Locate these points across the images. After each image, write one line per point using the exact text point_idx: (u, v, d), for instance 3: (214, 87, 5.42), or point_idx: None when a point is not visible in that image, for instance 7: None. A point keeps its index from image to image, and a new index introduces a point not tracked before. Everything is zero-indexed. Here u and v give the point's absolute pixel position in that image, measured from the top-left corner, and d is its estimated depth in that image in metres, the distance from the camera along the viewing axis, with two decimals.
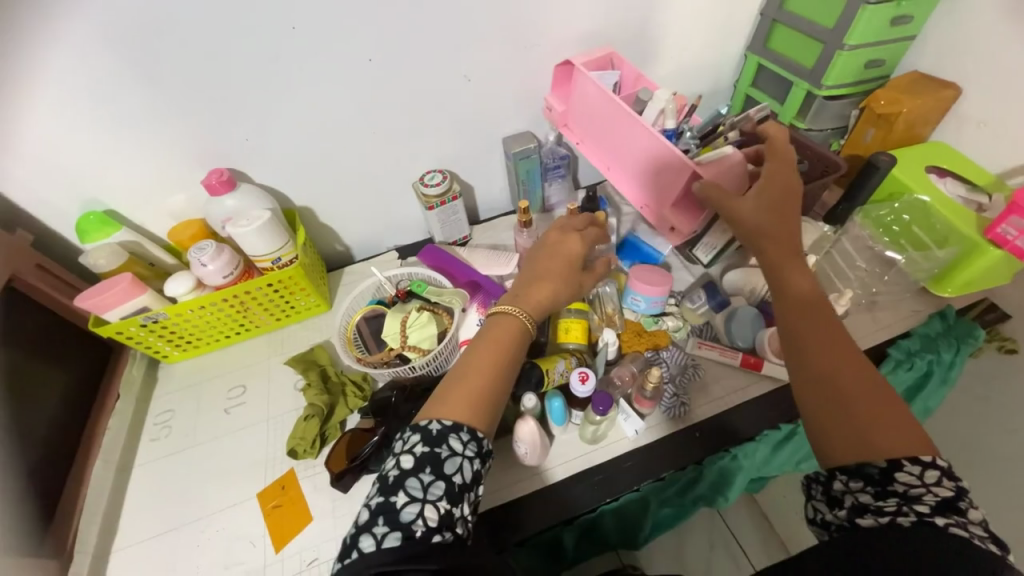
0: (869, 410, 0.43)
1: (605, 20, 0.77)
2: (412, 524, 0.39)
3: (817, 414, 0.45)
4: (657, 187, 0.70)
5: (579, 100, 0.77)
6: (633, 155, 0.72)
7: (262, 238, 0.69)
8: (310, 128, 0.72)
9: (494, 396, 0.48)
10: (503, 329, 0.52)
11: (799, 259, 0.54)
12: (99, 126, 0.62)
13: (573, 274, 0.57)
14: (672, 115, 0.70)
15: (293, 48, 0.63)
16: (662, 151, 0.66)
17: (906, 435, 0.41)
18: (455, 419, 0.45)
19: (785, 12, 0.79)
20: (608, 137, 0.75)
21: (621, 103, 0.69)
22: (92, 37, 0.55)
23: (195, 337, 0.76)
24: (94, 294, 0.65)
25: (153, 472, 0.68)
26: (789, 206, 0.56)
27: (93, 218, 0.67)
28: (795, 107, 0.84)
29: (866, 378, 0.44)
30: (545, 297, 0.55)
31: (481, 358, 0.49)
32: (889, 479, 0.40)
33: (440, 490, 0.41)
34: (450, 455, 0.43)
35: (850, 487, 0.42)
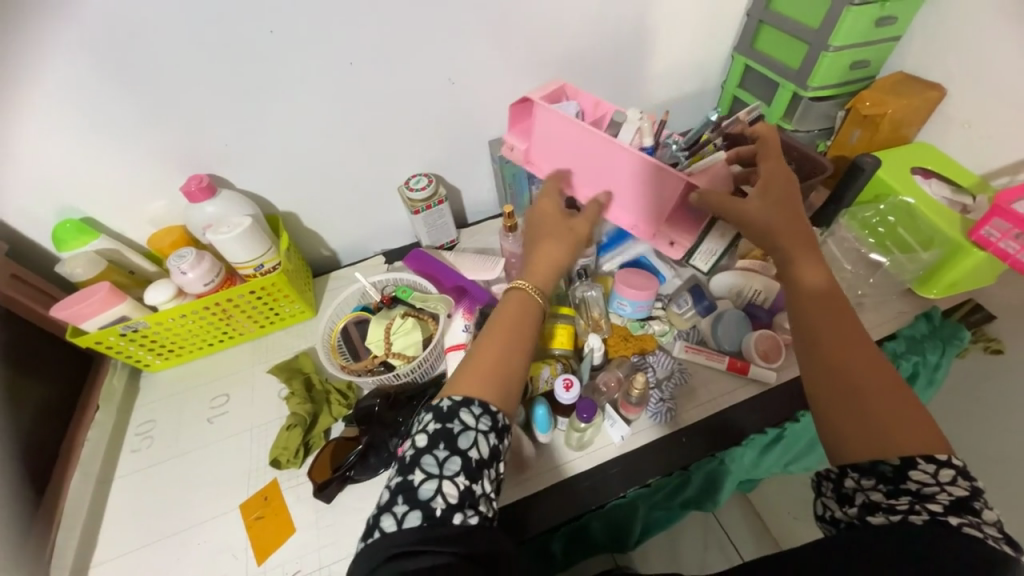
0: (883, 404, 0.42)
1: (590, 22, 0.76)
2: (432, 501, 0.39)
3: (830, 412, 0.44)
4: (648, 205, 0.69)
5: (543, 133, 0.73)
6: (616, 180, 0.70)
7: (244, 245, 0.68)
8: (291, 132, 0.71)
9: (506, 371, 0.48)
10: (513, 303, 0.53)
11: (813, 252, 0.52)
12: (74, 131, 0.61)
13: (561, 224, 0.62)
14: (650, 132, 0.67)
15: (272, 51, 0.62)
16: (648, 167, 0.65)
17: (918, 431, 0.41)
18: (465, 393, 0.45)
19: (771, 12, 0.79)
20: (582, 165, 0.72)
21: (594, 129, 0.67)
22: (66, 42, 0.54)
23: (178, 346, 0.75)
24: (71, 304, 0.63)
25: (135, 483, 0.66)
26: (792, 202, 0.56)
27: (70, 225, 0.66)
28: (782, 108, 0.84)
29: (877, 373, 0.44)
30: (546, 265, 0.57)
31: (493, 335, 0.50)
32: (902, 478, 0.40)
33: (457, 465, 0.41)
34: (463, 430, 0.43)
35: (862, 484, 0.42)
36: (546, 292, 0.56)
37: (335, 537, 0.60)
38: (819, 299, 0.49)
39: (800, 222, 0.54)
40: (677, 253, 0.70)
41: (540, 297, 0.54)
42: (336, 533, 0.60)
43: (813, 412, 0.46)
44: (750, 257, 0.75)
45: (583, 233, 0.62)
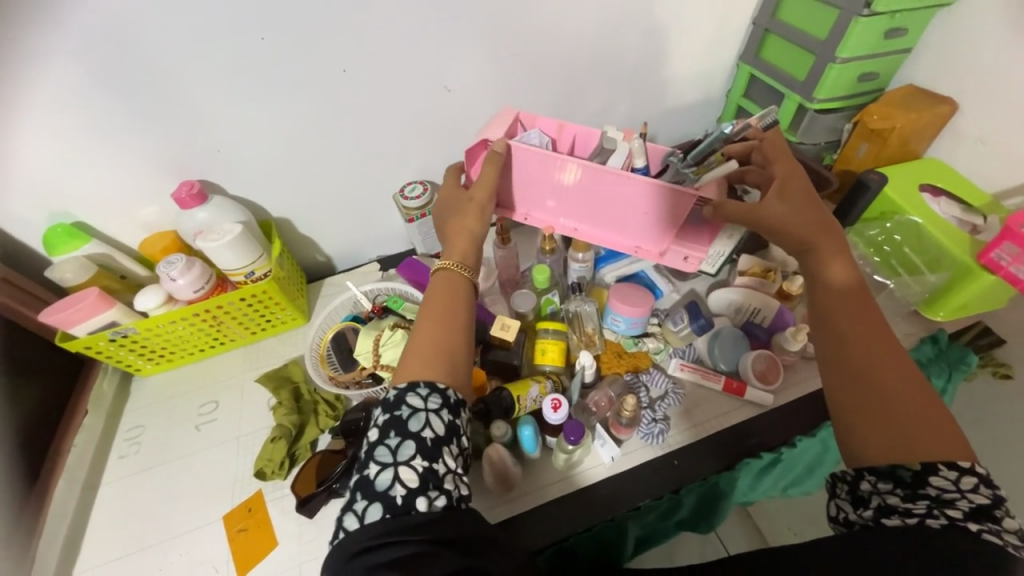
0: (909, 403, 0.41)
1: (590, 31, 0.75)
2: (390, 490, 0.39)
3: (849, 414, 0.42)
4: (658, 226, 0.66)
5: (507, 177, 0.66)
6: (617, 207, 0.65)
7: (235, 252, 0.68)
8: (284, 138, 0.70)
9: (450, 348, 0.47)
10: (443, 287, 0.51)
11: (843, 253, 0.51)
12: (65, 138, 0.61)
13: (460, 201, 0.59)
14: (641, 153, 0.63)
15: (263, 59, 0.62)
16: (657, 191, 0.61)
17: (942, 434, 0.39)
18: (410, 377, 0.44)
19: (777, 21, 0.77)
20: (569, 198, 0.67)
21: (574, 159, 0.62)
22: (56, 49, 0.54)
23: (169, 351, 0.75)
24: (60, 309, 0.63)
25: (120, 490, 0.66)
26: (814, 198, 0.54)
27: (60, 230, 0.66)
28: (787, 119, 0.82)
29: (906, 376, 0.42)
30: (457, 245, 0.55)
31: (427, 317, 0.48)
32: (922, 482, 0.38)
33: (411, 449, 0.40)
34: (411, 413, 0.42)
35: (878, 488, 0.39)
36: (470, 263, 0.54)
37: (317, 553, 0.59)
38: (847, 300, 0.47)
39: (831, 223, 0.52)
40: (692, 266, 0.69)
41: (465, 271, 0.53)
42: (319, 549, 0.59)
43: (831, 414, 0.44)
44: (750, 273, 0.73)
45: (484, 202, 0.58)
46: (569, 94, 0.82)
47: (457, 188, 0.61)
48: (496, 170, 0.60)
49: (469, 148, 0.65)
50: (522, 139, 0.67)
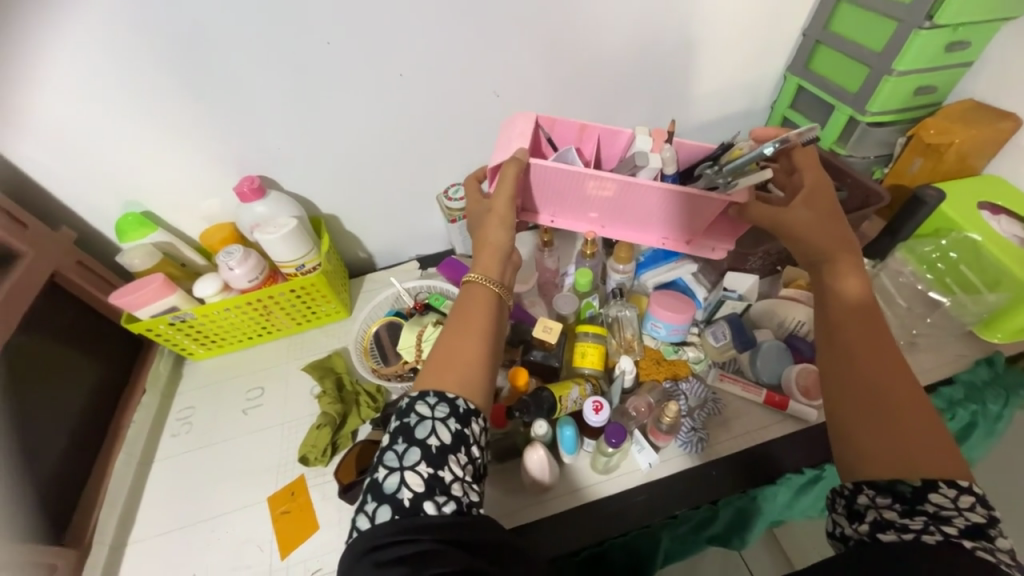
0: (911, 422, 0.39)
1: (638, 41, 0.76)
2: (397, 494, 0.40)
3: (849, 427, 0.41)
4: (688, 227, 0.66)
5: (540, 191, 0.65)
6: (646, 214, 0.65)
7: (288, 246, 0.71)
8: (340, 140, 0.73)
9: (460, 355, 0.47)
10: (469, 300, 0.51)
11: (858, 267, 0.48)
12: (143, 133, 0.65)
13: (482, 212, 0.59)
14: (672, 161, 0.63)
15: (328, 63, 0.65)
16: (685, 198, 0.61)
17: (940, 453, 0.38)
18: (423, 386, 0.45)
19: (829, 32, 0.76)
20: (599, 207, 0.66)
21: (610, 175, 0.60)
22: (142, 49, 0.58)
23: (220, 337, 0.79)
24: (128, 292, 0.68)
25: (172, 466, 0.70)
26: (835, 212, 0.52)
27: (131, 218, 0.70)
28: (836, 132, 0.81)
29: (910, 393, 0.40)
30: (487, 250, 0.54)
31: (453, 327, 0.49)
32: (921, 499, 0.36)
33: (416, 455, 0.41)
34: (419, 421, 0.43)
35: (875, 502, 0.38)
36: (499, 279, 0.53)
37: None
38: (856, 312, 0.45)
39: (850, 239, 0.50)
40: (719, 254, 0.70)
41: (492, 285, 0.52)
42: None
43: (829, 428, 0.43)
44: (794, 286, 0.73)
45: (505, 211, 0.57)
46: (613, 100, 0.82)
47: (481, 199, 0.61)
48: (516, 175, 0.58)
49: (492, 161, 0.65)
50: (560, 158, 0.65)
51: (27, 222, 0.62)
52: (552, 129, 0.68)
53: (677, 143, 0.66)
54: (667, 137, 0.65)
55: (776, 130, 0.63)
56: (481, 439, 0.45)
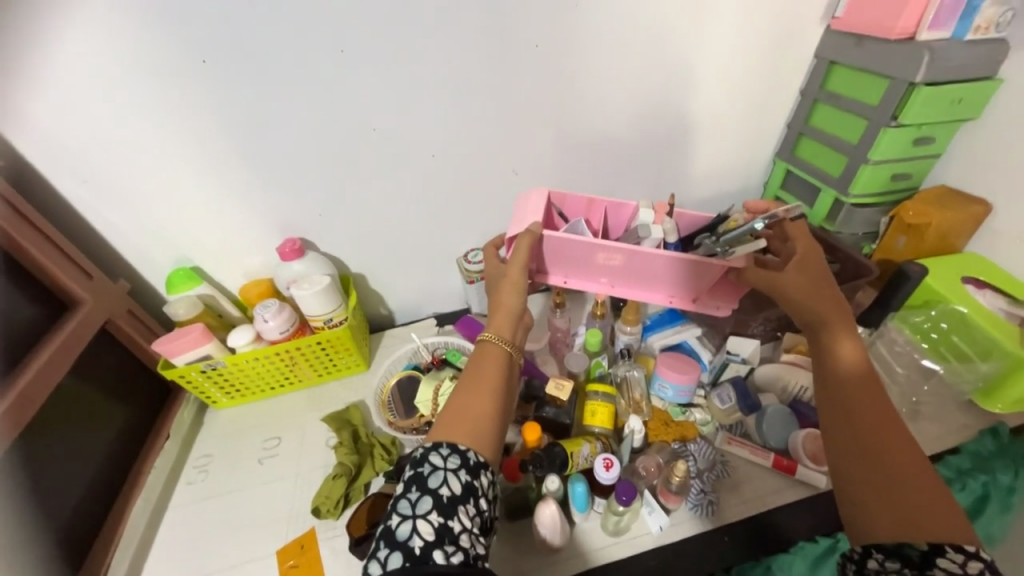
0: (913, 483, 0.40)
1: (641, 131, 0.86)
2: (409, 542, 0.41)
3: (856, 490, 0.43)
4: (692, 287, 0.71)
5: (554, 258, 0.71)
6: (652, 277, 0.70)
7: (320, 301, 0.77)
8: (374, 208, 0.82)
9: (474, 409, 0.49)
10: (484, 359, 0.54)
11: (851, 331, 0.52)
12: (205, 200, 0.74)
13: (500, 278, 0.64)
14: (673, 232, 0.69)
15: (371, 145, 0.75)
16: (687, 263, 0.66)
17: (946, 516, 0.39)
18: (436, 438, 0.47)
19: (810, 126, 0.86)
20: (607, 271, 0.71)
21: (618, 245, 0.66)
22: (218, 132, 0.68)
23: (244, 387, 0.82)
24: (170, 340, 0.73)
25: (184, 515, 0.70)
26: (826, 279, 0.56)
27: (182, 272, 0.77)
28: (824, 211, 0.89)
29: (909, 455, 0.42)
30: (502, 312, 0.58)
31: (468, 382, 0.51)
32: (929, 564, 0.37)
33: (428, 504, 0.43)
34: (432, 470, 0.44)
35: (885, 567, 0.38)
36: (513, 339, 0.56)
37: None
38: (852, 375, 0.49)
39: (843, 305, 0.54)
40: (723, 312, 0.74)
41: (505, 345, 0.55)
42: None
43: (839, 491, 0.44)
44: (795, 351, 0.76)
45: (518, 278, 0.61)
46: (619, 179, 0.92)
47: (499, 265, 0.66)
48: (529, 246, 0.63)
49: (508, 232, 0.71)
50: (570, 229, 0.71)
51: (92, 272, 0.70)
52: (563, 204, 0.75)
53: (679, 215, 0.73)
54: (668, 210, 0.72)
55: (768, 205, 0.70)
56: (489, 492, 0.46)
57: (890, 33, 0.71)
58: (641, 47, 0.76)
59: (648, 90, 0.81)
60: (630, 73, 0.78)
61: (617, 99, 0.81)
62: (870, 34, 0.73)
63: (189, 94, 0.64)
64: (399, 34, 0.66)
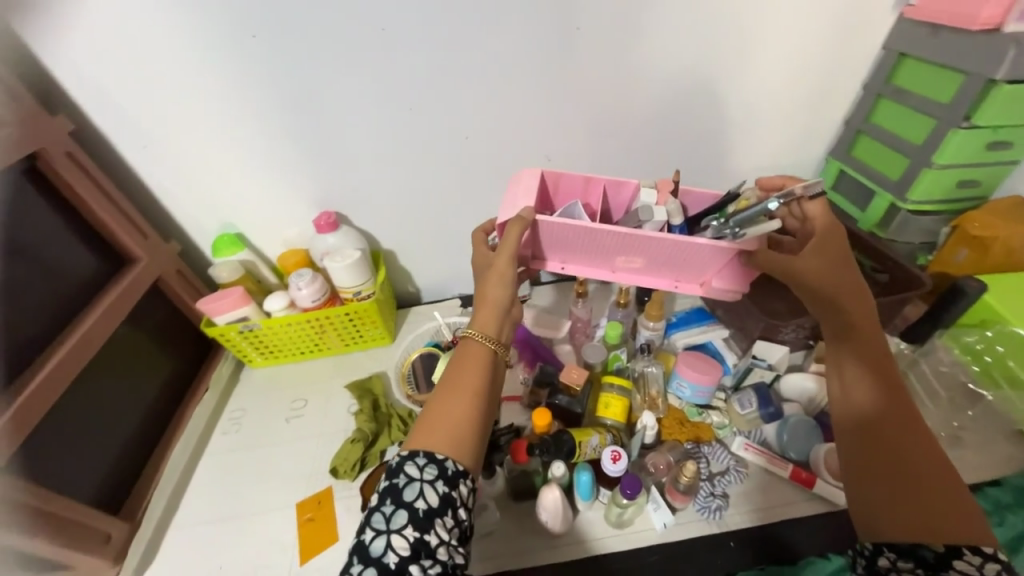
0: (929, 484, 0.43)
1: (682, 121, 0.83)
2: (383, 557, 0.40)
3: (872, 494, 0.45)
4: (698, 269, 0.65)
5: (549, 240, 0.66)
6: (655, 261, 0.65)
7: (350, 274, 0.80)
8: (407, 185, 0.83)
9: (457, 416, 0.47)
10: (467, 358, 0.51)
11: (870, 319, 0.52)
12: (250, 169, 0.78)
13: (486, 267, 0.59)
14: (678, 213, 0.64)
15: (407, 123, 0.76)
16: (691, 245, 0.60)
17: (962, 518, 0.41)
18: (412, 447, 0.45)
19: (870, 124, 0.80)
20: (605, 254, 0.66)
21: (618, 228, 0.60)
22: (264, 104, 0.71)
23: (278, 349, 0.87)
24: (212, 300, 0.79)
25: (217, 461, 0.76)
26: (841, 258, 0.55)
27: (226, 238, 0.82)
28: (876, 217, 0.83)
29: (925, 455, 0.45)
30: (487, 302, 0.54)
31: (451, 387, 0.49)
32: (944, 565, 0.39)
33: (403, 518, 0.41)
34: (407, 482, 0.43)
35: (897, 565, 0.42)
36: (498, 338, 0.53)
37: None
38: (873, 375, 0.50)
39: (864, 289, 0.53)
40: (735, 296, 0.68)
41: (489, 344, 0.51)
42: None
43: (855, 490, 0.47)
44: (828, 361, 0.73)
45: (505, 269, 0.56)
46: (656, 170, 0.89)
47: (488, 253, 0.61)
48: (519, 235, 0.57)
49: (498, 218, 0.66)
50: (566, 213, 0.65)
51: (148, 233, 0.75)
52: (558, 184, 0.69)
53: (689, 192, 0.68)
54: (673, 188, 0.66)
55: (783, 179, 0.63)
56: (469, 501, 0.45)
57: (973, 23, 0.64)
58: (688, 30, 0.72)
59: (692, 76, 0.77)
60: (676, 57, 0.75)
61: (662, 88, 0.78)
62: (949, 24, 0.67)
63: (239, 67, 0.67)
64: (438, 10, 0.66)
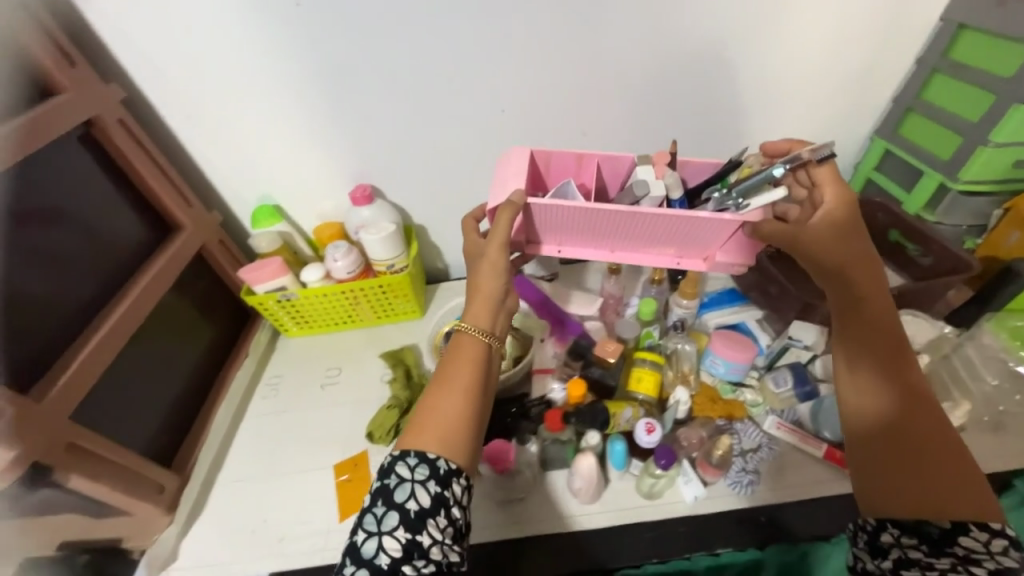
0: (938, 462, 0.44)
1: (723, 97, 0.80)
2: (376, 558, 0.42)
3: (878, 472, 0.46)
4: (700, 244, 0.64)
5: (544, 224, 0.64)
6: (655, 238, 0.64)
7: (384, 246, 0.81)
8: (441, 159, 0.83)
9: (450, 416, 0.47)
10: (460, 354, 0.51)
11: (880, 290, 0.50)
12: (288, 141, 0.79)
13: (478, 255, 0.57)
14: (677, 186, 0.62)
15: (444, 96, 0.75)
16: (693, 220, 0.59)
17: (969, 495, 0.42)
18: (405, 446, 0.46)
19: (922, 100, 0.77)
20: (604, 234, 0.65)
21: (615, 208, 0.59)
22: (305, 74, 0.71)
23: (312, 320, 0.89)
24: (253, 269, 0.81)
25: (257, 423, 0.79)
26: (854, 228, 0.52)
27: (265, 209, 0.84)
28: (923, 198, 0.80)
29: (934, 433, 0.45)
30: (478, 292, 0.53)
31: (444, 386, 0.49)
32: (949, 541, 0.41)
33: (394, 520, 0.43)
34: (398, 484, 0.44)
35: (900, 541, 0.43)
36: (492, 330, 0.52)
37: None
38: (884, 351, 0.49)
39: (874, 259, 0.51)
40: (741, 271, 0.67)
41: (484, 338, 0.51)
42: None
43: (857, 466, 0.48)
44: None
45: (497, 259, 0.54)
46: (692, 148, 0.87)
47: (478, 238, 0.60)
48: (510, 220, 0.55)
49: (488, 203, 0.64)
50: (559, 192, 0.64)
51: (192, 202, 0.77)
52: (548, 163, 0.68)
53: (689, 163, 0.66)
54: (670, 159, 0.65)
55: (788, 142, 0.59)
56: (462, 500, 0.45)
57: None
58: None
59: (737, 48, 0.74)
60: (721, 28, 0.72)
61: (706, 60, 0.75)
62: None
63: (283, 36, 0.68)
64: None
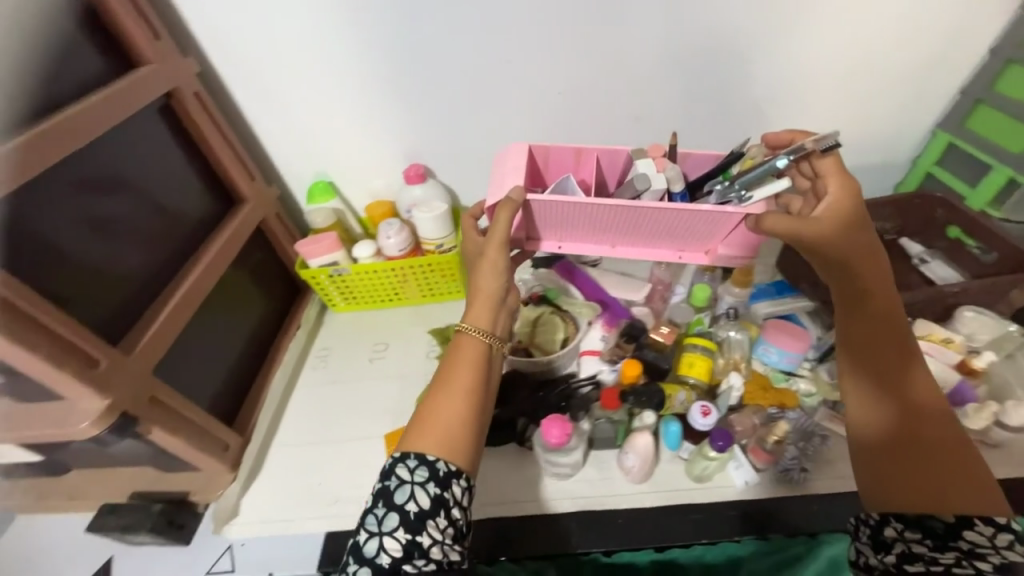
0: (945, 460, 0.43)
1: (787, 84, 0.78)
2: (376, 558, 0.40)
3: (884, 469, 0.45)
4: (701, 236, 0.64)
5: (545, 219, 0.65)
6: (658, 232, 0.64)
7: (436, 225, 0.83)
8: (494, 141, 0.84)
9: (451, 419, 0.44)
10: (460, 355, 0.48)
11: (884, 281, 0.48)
12: (346, 118, 0.80)
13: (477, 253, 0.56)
14: (678, 179, 0.63)
15: (504, 76, 0.76)
16: (697, 213, 0.59)
17: (975, 491, 0.41)
18: (404, 450, 0.44)
19: (994, 92, 0.75)
20: (606, 229, 0.65)
21: (617, 203, 0.59)
22: (369, 52, 0.73)
23: (360, 295, 0.92)
24: (309, 243, 0.83)
25: (309, 393, 0.82)
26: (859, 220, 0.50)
27: (321, 185, 0.86)
28: (991, 193, 0.79)
29: (940, 431, 0.44)
30: (475, 288, 0.51)
31: (444, 388, 0.46)
32: (955, 535, 0.40)
33: (395, 521, 0.40)
34: (398, 485, 0.41)
35: (904, 535, 0.41)
36: (494, 330, 0.50)
37: None
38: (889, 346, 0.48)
39: (876, 251, 0.49)
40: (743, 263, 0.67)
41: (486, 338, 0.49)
42: None
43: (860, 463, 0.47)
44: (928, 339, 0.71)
45: (496, 257, 0.52)
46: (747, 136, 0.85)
47: (477, 237, 0.59)
48: (510, 218, 0.54)
49: (486, 201, 0.65)
50: (560, 188, 0.64)
51: (255, 175, 0.80)
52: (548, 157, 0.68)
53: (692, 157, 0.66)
54: (667, 152, 0.66)
55: (790, 133, 0.57)
56: (464, 500, 0.43)
57: None
58: None
59: (807, 32, 0.72)
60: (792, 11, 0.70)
61: (772, 44, 0.73)
62: None
63: (351, 13, 0.69)
64: None
